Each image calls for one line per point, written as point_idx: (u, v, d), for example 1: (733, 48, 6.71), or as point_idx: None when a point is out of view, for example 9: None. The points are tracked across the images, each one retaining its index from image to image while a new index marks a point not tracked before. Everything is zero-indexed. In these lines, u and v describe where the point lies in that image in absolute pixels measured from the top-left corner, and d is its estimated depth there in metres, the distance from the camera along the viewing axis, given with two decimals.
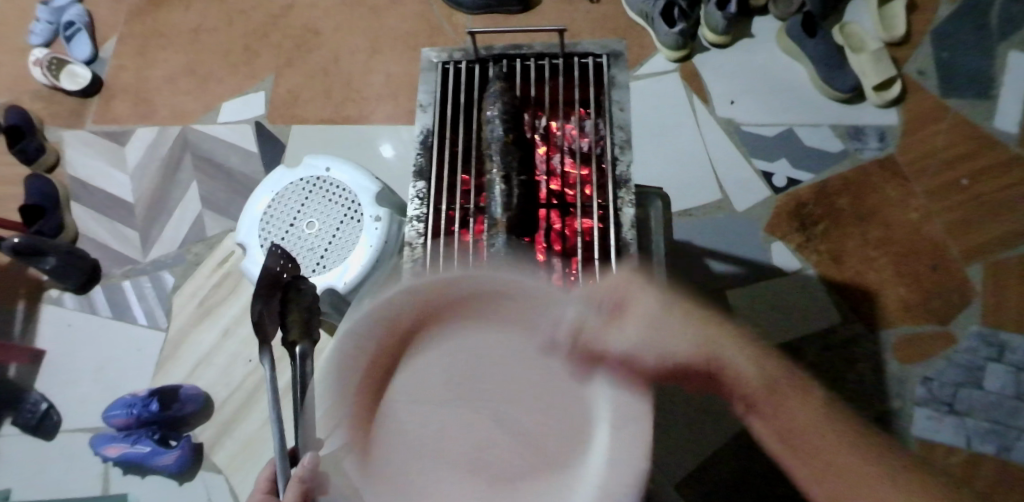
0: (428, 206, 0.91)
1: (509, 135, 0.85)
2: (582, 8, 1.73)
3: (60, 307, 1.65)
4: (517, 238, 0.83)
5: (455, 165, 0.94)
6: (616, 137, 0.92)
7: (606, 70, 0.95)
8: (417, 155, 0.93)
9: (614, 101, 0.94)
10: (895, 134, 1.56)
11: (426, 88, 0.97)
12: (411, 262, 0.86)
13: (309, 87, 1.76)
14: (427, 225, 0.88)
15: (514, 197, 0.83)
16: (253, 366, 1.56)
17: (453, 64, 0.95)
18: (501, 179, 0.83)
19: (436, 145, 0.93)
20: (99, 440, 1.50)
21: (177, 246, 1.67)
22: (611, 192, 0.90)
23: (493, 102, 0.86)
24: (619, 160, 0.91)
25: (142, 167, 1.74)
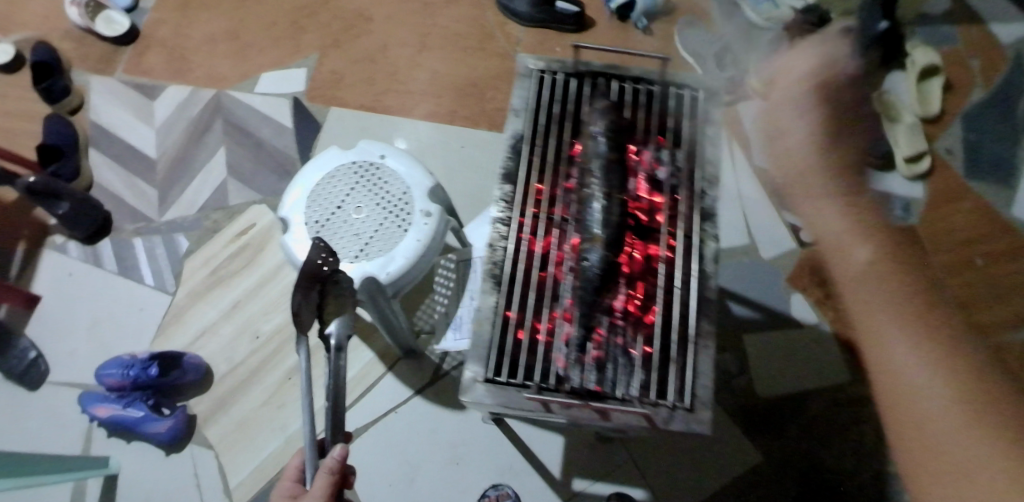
0: (511, 209, 0.97)
1: (610, 154, 0.96)
2: (635, 38, 1.76)
3: (62, 254, 1.58)
4: (609, 256, 0.91)
5: (537, 172, 0.99)
6: (704, 172, 0.98)
7: (702, 104, 1.01)
8: (507, 158, 1.00)
9: (708, 136, 0.99)
10: (918, 206, 1.61)
11: (521, 94, 1.03)
12: (493, 263, 0.94)
13: (352, 71, 1.73)
14: (511, 230, 0.96)
15: (613, 214, 0.93)
16: (258, 345, 1.52)
17: (550, 74, 1.02)
18: (602, 194, 0.94)
19: (525, 151, 1.00)
20: (88, 398, 1.44)
21: (195, 210, 1.62)
22: (694, 224, 0.95)
23: (596, 123, 0.98)
24: (707, 195, 0.96)
25: (170, 124, 1.69)
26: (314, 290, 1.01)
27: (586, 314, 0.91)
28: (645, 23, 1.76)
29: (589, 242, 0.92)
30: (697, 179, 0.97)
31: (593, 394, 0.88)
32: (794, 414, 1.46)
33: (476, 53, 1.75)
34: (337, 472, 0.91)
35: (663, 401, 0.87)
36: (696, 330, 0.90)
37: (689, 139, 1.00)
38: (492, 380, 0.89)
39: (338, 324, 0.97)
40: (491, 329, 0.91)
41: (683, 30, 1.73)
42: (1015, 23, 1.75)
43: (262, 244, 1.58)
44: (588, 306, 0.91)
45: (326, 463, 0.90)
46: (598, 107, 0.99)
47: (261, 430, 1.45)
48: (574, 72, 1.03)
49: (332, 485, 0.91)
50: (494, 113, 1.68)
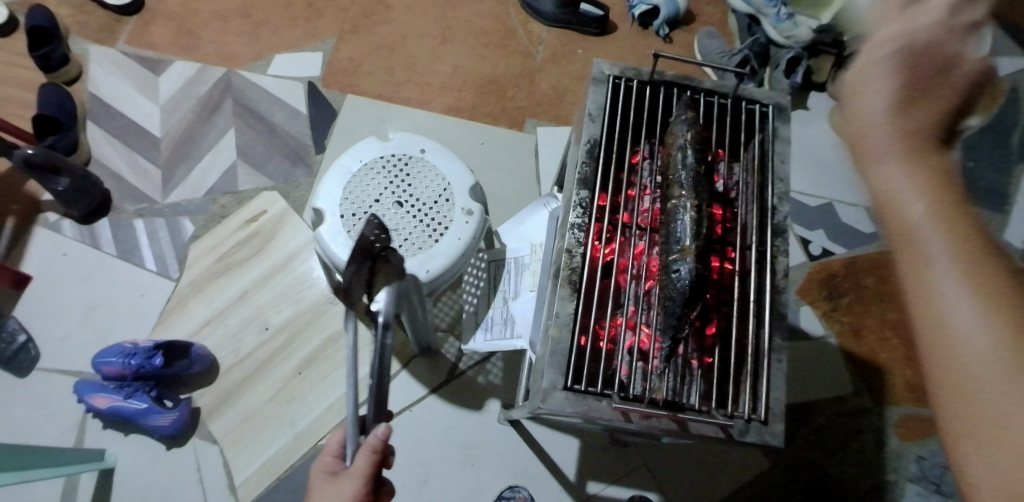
0: (589, 215, 0.95)
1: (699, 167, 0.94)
2: (656, 46, 1.77)
3: (56, 233, 1.49)
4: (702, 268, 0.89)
5: (614, 182, 0.98)
6: (776, 189, 0.97)
7: (771, 121, 1.01)
8: (583, 164, 0.97)
9: (777, 153, 0.99)
10: None
11: (595, 99, 1.01)
12: (568, 270, 0.92)
13: (370, 59, 1.69)
14: (590, 236, 0.94)
15: (702, 226, 0.91)
16: (267, 337, 1.46)
17: (624, 82, 1.02)
18: (691, 207, 0.92)
19: (602, 157, 0.98)
20: (85, 388, 1.36)
21: (202, 193, 1.55)
22: (767, 239, 0.95)
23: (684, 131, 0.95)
24: (778, 209, 0.96)
25: (176, 101, 1.61)
26: (364, 268, 0.92)
27: (672, 327, 0.87)
28: (666, 32, 1.77)
29: (678, 254, 0.89)
30: (770, 195, 0.97)
31: (672, 405, 0.87)
32: (800, 423, 1.51)
33: (498, 50, 1.73)
34: (379, 452, 0.86)
35: (735, 413, 0.88)
36: (769, 345, 0.90)
37: (761, 156, 1.00)
38: (570, 388, 0.87)
39: (386, 298, 0.91)
40: (567, 338, 0.89)
41: (704, 40, 1.75)
42: (1012, 57, 1.84)
43: (274, 231, 1.53)
44: (676, 317, 0.87)
45: (368, 442, 0.86)
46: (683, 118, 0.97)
47: (270, 424, 1.40)
48: (651, 82, 1.03)
49: (372, 464, 0.86)
50: (515, 112, 1.67)
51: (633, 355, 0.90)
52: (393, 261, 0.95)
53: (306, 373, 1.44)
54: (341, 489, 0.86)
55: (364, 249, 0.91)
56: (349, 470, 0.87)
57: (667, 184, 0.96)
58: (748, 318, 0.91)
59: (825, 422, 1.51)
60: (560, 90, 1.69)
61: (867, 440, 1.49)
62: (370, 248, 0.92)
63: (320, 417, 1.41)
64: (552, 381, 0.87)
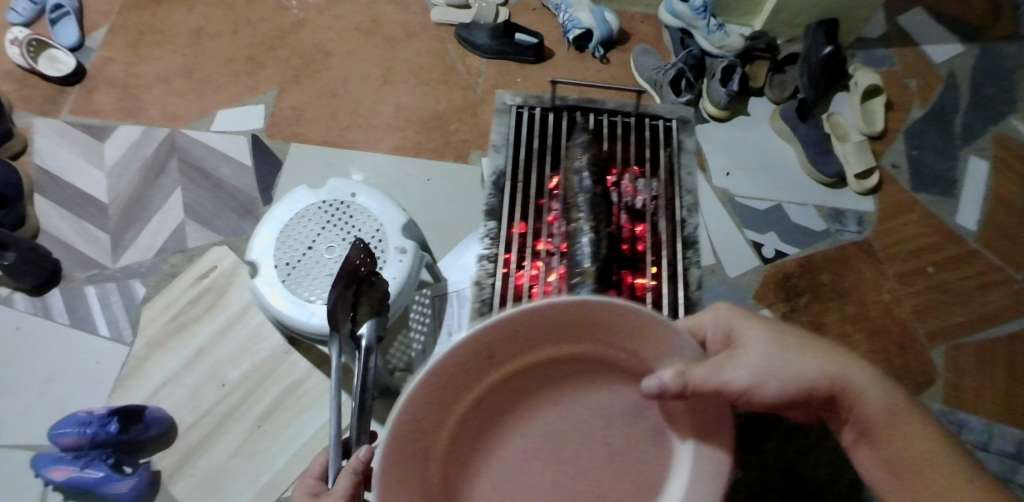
0: (496, 244, 1.02)
1: (597, 187, 1.02)
2: (594, 67, 1.80)
3: (9, 307, 1.49)
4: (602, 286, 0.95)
5: (521, 209, 1.06)
6: (683, 202, 1.07)
7: (674, 135, 1.12)
8: (491, 195, 1.05)
9: (682, 163, 1.10)
10: (871, 220, 1.68)
11: (501, 129, 1.10)
12: (481, 299, 0.98)
13: (313, 106, 1.71)
14: (497, 266, 1.00)
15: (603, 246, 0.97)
16: (225, 392, 1.46)
17: (527, 111, 1.12)
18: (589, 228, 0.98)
19: (507, 187, 1.06)
20: (42, 461, 1.34)
21: (152, 254, 1.56)
22: (677, 249, 1.04)
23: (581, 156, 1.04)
24: (684, 219, 1.05)
25: (121, 165, 1.63)
26: (348, 290, 0.99)
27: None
28: (602, 53, 1.80)
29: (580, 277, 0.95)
30: (674, 204, 1.07)
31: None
32: (770, 427, 1.48)
33: (438, 86, 1.75)
34: (360, 473, 0.84)
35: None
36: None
37: (666, 170, 1.10)
38: None
39: (371, 327, 0.95)
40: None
41: (640, 57, 1.78)
42: (948, 44, 1.85)
43: (226, 285, 1.53)
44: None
45: (350, 461, 0.84)
46: (580, 142, 1.05)
47: (233, 481, 1.39)
48: (554, 108, 1.12)
49: (355, 485, 0.83)
50: (460, 145, 1.68)
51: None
52: (378, 288, 1.01)
53: (265, 425, 1.43)
54: None
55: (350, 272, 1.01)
56: (329, 493, 0.83)
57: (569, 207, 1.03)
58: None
59: (799, 424, 1.48)
60: None
61: (839, 438, 1.47)
62: (355, 271, 1.01)
63: (282, 470, 1.40)
64: None
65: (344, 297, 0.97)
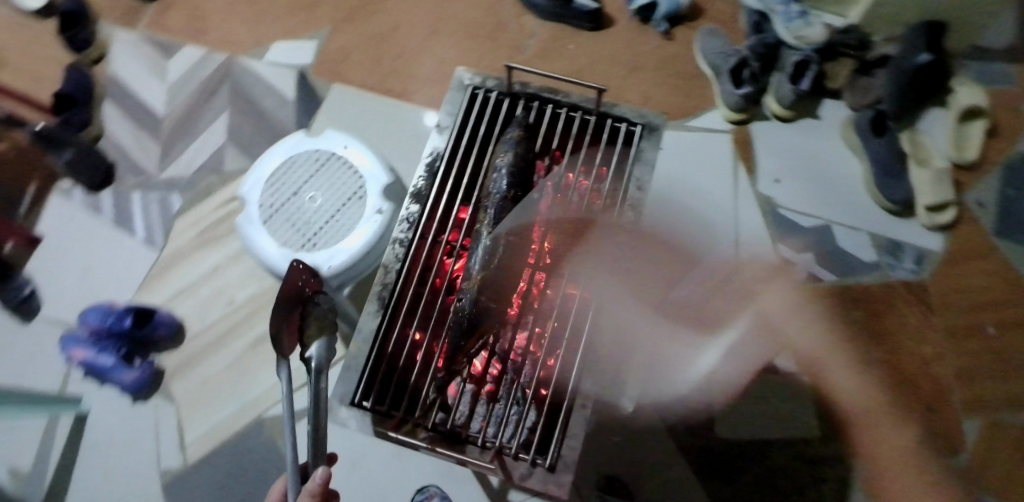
0: (416, 229, 1.04)
1: (510, 191, 1.02)
2: (654, 42, 1.67)
3: (67, 199, 1.65)
4: (484, 301, 0.97)
5: (453, 193, 1.06)
6: (626, 214, 1.04)
7: (638, 140, 1.09)
8: (422, 177, 1.06)
9: (636, 176, 1.06)
10: (933, 260, 1.48)
11: (450, 108, 1.11)
12: (382, 284, 1.00)
13: (360, 48, 1.72)
14: (408, 254, 1.01)
15: (495, 255, 0.98)
16: (232, 310, 1.56)
17: (482, 92, 1.11)
18: (486, 232, 0.99)
19: (441, 170, 1.06)
20: (67, 340, 1.50)
21: (192, 171, 1.66)
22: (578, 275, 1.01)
23: (507, 152, 1.04)
24: (605, 240, 0.99)
25: (180, 84, 1.73)
26: (295, 311, 1.04)
27: (449, 358, 0.96)
28: (666, 28, 1.67)
29: (467, 283, 0.98)
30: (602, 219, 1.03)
31: (454, 440, 0.95)
32: (752, 460, 1.37)
33: (486, 42, 1.70)
34: (318, 496, 0.82)
35: (524, 457, 0.94)
36: (574, 390, 0.96)
37: (618, 166, 1.09)
38: (355, 405, 0.96)
39: (319, 347, 0.96)
40: (365, 355, 0.97)
41: (705, 39, 1.63)
42: None
43: None
44: (454, 352, 0.96)
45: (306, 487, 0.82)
46: (510, 138, 1.05)
47: (223, 393, 1.50)
48: (509, 93, 1.10)
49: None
50: None
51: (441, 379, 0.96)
52: (322, 305, 1.04)
53: (259, 347, 1.53)
54: None
55: (292, 296, 1.05)
56: None
57: (481, 201, 1.04)
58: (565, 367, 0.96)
59: (784, 464, 1.36)
60: None
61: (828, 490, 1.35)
62: (299, 294, 1.06)
63: (265, 393, 1.49)
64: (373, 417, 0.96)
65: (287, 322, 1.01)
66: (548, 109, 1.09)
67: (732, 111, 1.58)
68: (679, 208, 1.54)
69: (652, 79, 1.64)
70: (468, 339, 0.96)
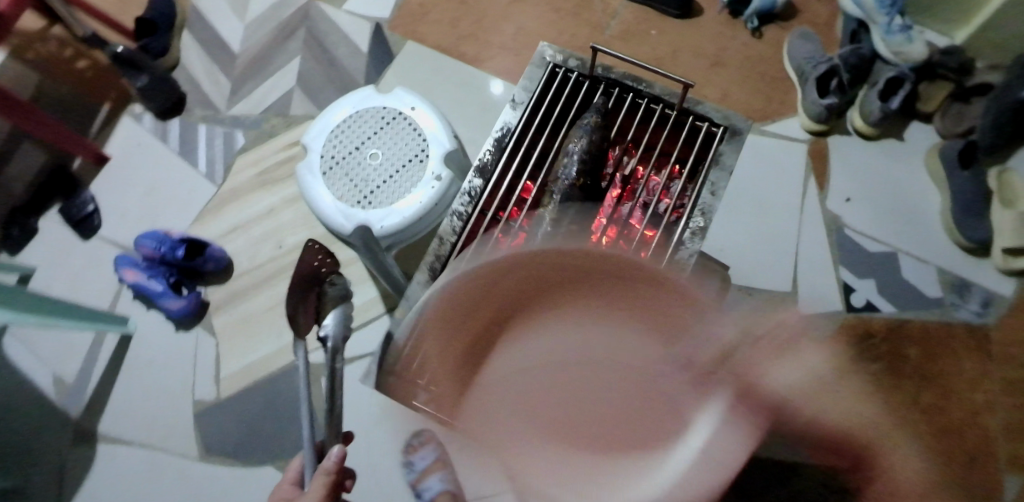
0: (479, 203, 0.94)
1: (580, 179, 0.90)
2: (740, 38, 1.61)
3: (137, 123, 1.69)
4: (541, 282, 0.86)
5: (523, 170, 0.96)
6: (693, 221, 0.87)
7: (717, 143, 0.90)
8: (490, 151, 0.96)
9: (710, 180, 0.89)
10: (999, 306, 1.40)
11: (529, 84, 0.98)
12: (440, 250, 0.93)
13: (440, 9, 1.71)
14: (470, 223, 0.92)
15: (558, 239, 0.86)
16: (280, 253, 1.58)
17: (564, 72, 0.97)
18: (549, 220, 0.87)
19: (512, 149, 0.95)
20: (122, 261, 1.55)
21: (259, 111, 1.68)
22: (658, 274, 0.87)
23: (579, 139, 0.92)
24: (686, 245, 0.87)
25: (260, 22, 1.75)
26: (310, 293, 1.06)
27: (494, 335, 0.87)
28: (756, 25, 1.60)
29: (525, 260, 0.86)
30: (682, 226, 0.88)
31: (488, 417, 0.87)
32: (777, 483, 1.33)
33: (566, 18, 1.67)
34: (331, 477, 0.86)
35: (557, 451, 0.83)
36: (613, 386, 0.84)
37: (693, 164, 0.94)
38: None
39: (333, 322, 0.98)
40: (413, 318, 0.90)
41: (796, 41, 1.55)
42: None
43: None
44: (502, 330, 0.86)
45: (323, 463, 0.87)
46: (585, 123, 0.93)
47: (262, 332, 1.53)
48: (591, 76, 0.97)
49: (327, 488, 0.86)
50: None
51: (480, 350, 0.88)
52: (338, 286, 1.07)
53: None
54: None
55: (309, 275, 1.08)
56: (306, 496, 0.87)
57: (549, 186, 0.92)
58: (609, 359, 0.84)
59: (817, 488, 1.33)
60: None
61: None
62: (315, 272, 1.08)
63: None
64: None
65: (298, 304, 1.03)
66: (627, 97, 0.96)
67: (813, 122, 1.51)
68: (739, 214, 1.49)
69: (732, 76, 1.58)
70: (520, 322, 0.86)
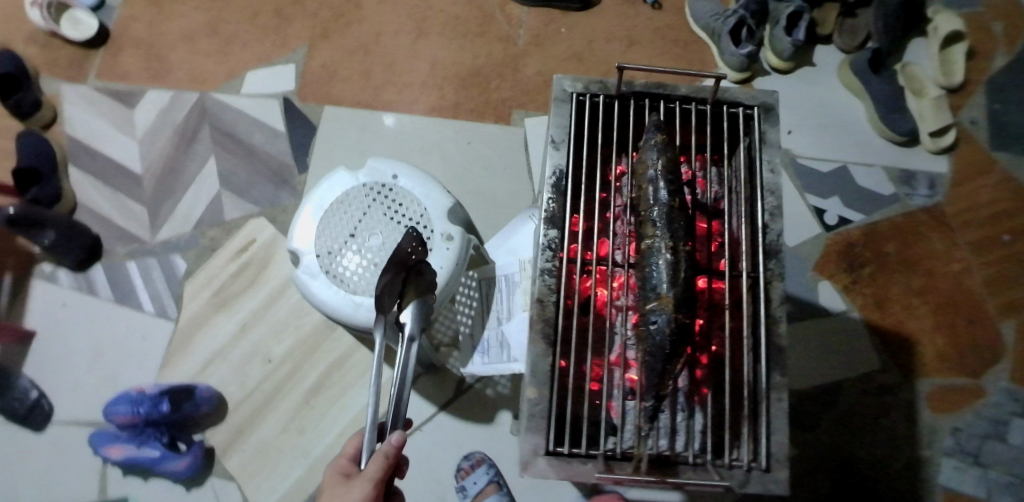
0: (559, 257, 0.90)
1: (673, 199, 0.87)
2: (644, 14, 1.66)
3: (53, 284, 1.48)
4: (682, 317, 0.83)
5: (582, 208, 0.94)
6: (766, 203, 0.91)
7: (756, 124, 0.95)
8: (549, 200, 0.92)
9: (765, 160, 0.93)
10: (944, 183, 1.53)
11: (559, 120, 0.95)
12: (541, 321, 0.87)
13: (346, 64, 1.63)
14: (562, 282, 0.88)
15: (680, 270, 0.83)
16: (271, 368, 1.44)
17: (590, 98, 0.96)
18: (667, 249, 0.84)
19: (570, 190, 0.93)
20: (99, 438, 1.36)
21: (190, 227, 1.52)
22: (759, 263, 0.89)
23: (654, 159, 0.88)
24: (770, 227, 0.90)
25: (153, 133, 1.58)
26: (399, 277, 0.98)
27: (653, 385, 0.82)
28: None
29: (656, 302, 0.83)
30: (760, 211, 0.91)
31: (663, 464, 0.83)
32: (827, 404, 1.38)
33: (475, 39, 1.65)
34: (393, 458, 0.85)
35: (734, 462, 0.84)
36: (767, 383, 0.85)
37: (745, 155, 0.94)
38: (553, 453, 0.83)
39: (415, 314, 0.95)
40: (547, 398, 0.85)
41: (696, 3, 1.63)
42: None
43: (266, 259, 1.50)
44: (657, 376, 0.82)
45: (383, 447, 0.85)
46: (653, 142, 0.89)
47: (282, 458, 1.38)
48: (619, 94, 0.96)
49: (384, 470, 0.85)
50: (501, 105, 1.58)
51: (623, 395, 0.86)
52: (425, 277, 1.00)
53: (313, 402, 1.42)
54: (352, 493, 0.83)
55: (402, 263, 0.99)
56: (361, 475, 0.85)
57: (640, 222, 0.89)
58: (747, 351, 0.86)
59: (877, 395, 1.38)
60: (545, 74, 1.60)
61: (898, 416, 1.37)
62: (407, 260, 1.00)
63: (330, 447, 1.39)
64: (535, 445, 0.83)
65: (392, 284, 0.96)
66: (659, 107, 0.97)
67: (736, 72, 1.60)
68: None
69: (651, 51, 1.63)
70: (674, 362, 0.81)
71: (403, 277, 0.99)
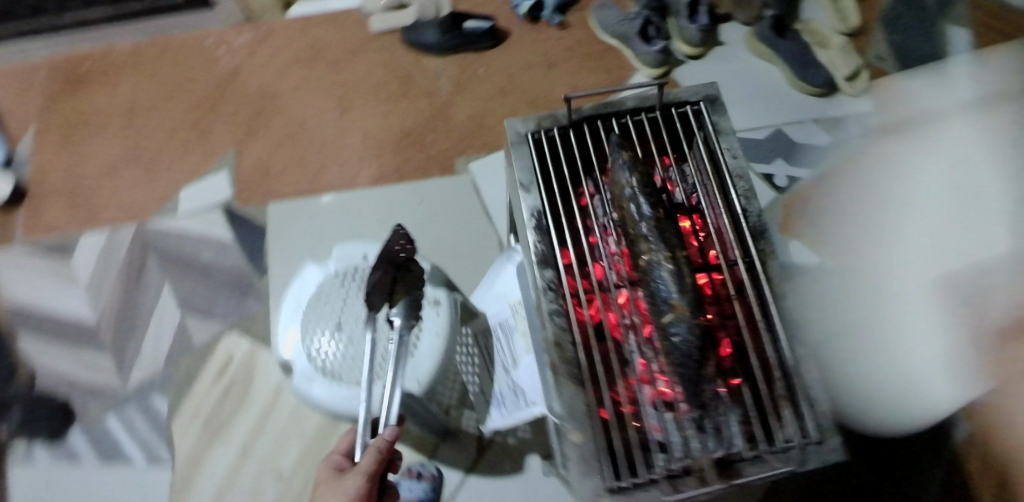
0: (562, 295, 0.90)
1: (657, 212, 0.88)
2: (552, 36, 1.71)
3: (30, 465, 1.38)
4: (698, 319, 0.83)
5: (569, 241, 0.94)
6: (738, 188, 0.93)
7: (707, 117, 0.97)
8: (537, 242, 0.93)
9: (725, 148, 0.95)
10: (871, 119, 1.60)
11: (521, 164, 0.97)
12: (563, 363, 0.87)
13: (278, 156, 1.60)
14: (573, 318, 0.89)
15: (685, 277, 0.84)
16: (283, 486, 1.32)
17: (544, 135, 0.98)
18: (666, 260, 0.85)
19: (552, 226, 0.93)
20: None
21: (162, 363, 1.45)
22: (750, 247, 0.90)
23: (627, 177, 0.90)
24: (749, 210, 0.91)
25: (97, 278, 1.51)
26: (388, 277, 0.99)
27: (693, 391, 0.81)
28: (560, 18, 1.72)
29: (671, 313, 0.83)
30: (734, 196, 0.92)
31: (724, 467, 0.80)
32: None
33: (399, 99, 1.65)
34: (387, 450, 0.86)
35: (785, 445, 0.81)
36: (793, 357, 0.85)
37: (705, 149, 0.95)
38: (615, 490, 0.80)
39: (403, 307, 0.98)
40: (593, 439, 0.83)
41: (601, 12, 1.69)
42: None
43: (249, 375, 1.43)
44: (694, 383, 0.82)
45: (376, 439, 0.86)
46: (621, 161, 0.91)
47: None
48: (570, 123, 0.98)
49: (378, 462, 0.85)
50: (443, 156, 1.58)
51: (660, 412, 0.84)
52: (415, 273, 1.02)
53: None
54: (347, 485, 0.83)
55: (390, 261, 1.00)
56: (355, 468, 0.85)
57: (631, 239, 0.89)
58: (764, 332, 0.86)
59: None
60: (477, 116, 1.61)
61: None
62: (394, 258, 1.01)
63: None
64: (593, 488, 0.80)
65: (382, 282, 0.97)
66: (612, 125, 0.99)
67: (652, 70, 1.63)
68: None
69: (570, 68, 1.66)
70: (705, 365, 0.82)
71: (392, 276, 0.99)
